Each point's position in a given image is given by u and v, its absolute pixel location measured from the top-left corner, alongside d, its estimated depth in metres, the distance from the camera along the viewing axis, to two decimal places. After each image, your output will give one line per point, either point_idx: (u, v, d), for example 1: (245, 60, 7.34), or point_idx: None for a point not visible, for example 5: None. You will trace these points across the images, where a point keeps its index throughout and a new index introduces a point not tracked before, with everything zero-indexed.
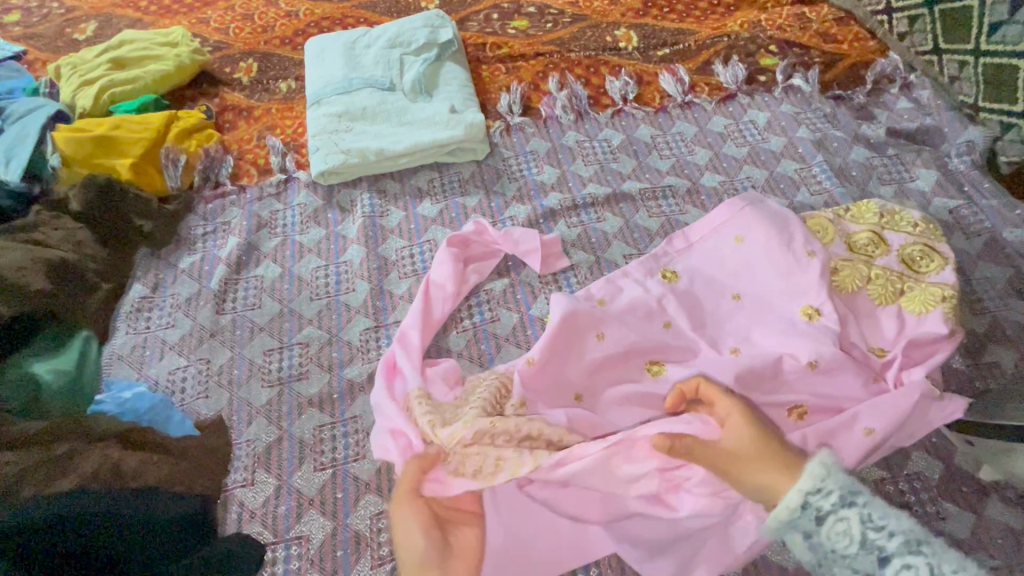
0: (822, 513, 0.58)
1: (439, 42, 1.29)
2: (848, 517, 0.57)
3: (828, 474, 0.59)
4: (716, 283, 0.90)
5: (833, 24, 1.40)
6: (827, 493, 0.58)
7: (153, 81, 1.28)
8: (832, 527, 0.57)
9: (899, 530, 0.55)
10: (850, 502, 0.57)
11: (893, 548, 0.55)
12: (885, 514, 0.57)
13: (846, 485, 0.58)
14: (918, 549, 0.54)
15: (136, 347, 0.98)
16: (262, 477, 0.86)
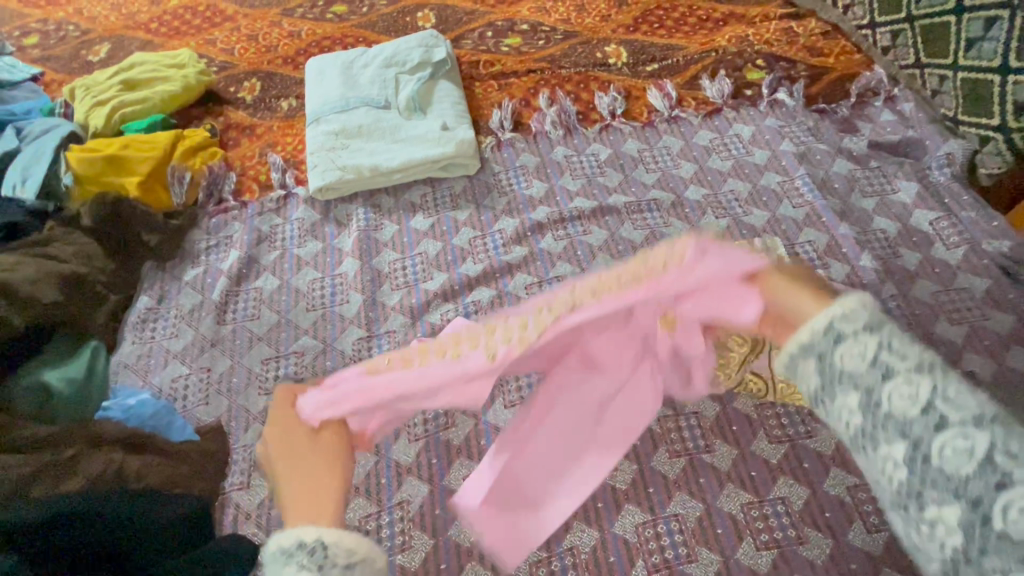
0: (836, 341, 0.52)
1: (432, 61, 1.34)
2: (866, 339, 0.51)
3: (844, 317, 0.53)
4: None
5: (820, 38, 1.43)
6: (854, 317, 0.52)
7: (160, 102, 1.34)
8: (847, 347, 0.52)
9: (915, 356, 0.50)
10: (873, 328, 0.51)
11: (904, 369, 0.49)
12: (905, 342, 0.51)
13: (868, 322, 0.52)
14: (924, 375, 0.48)
15: (142, 356, 1.03)
16: (257, 480, 0.90)
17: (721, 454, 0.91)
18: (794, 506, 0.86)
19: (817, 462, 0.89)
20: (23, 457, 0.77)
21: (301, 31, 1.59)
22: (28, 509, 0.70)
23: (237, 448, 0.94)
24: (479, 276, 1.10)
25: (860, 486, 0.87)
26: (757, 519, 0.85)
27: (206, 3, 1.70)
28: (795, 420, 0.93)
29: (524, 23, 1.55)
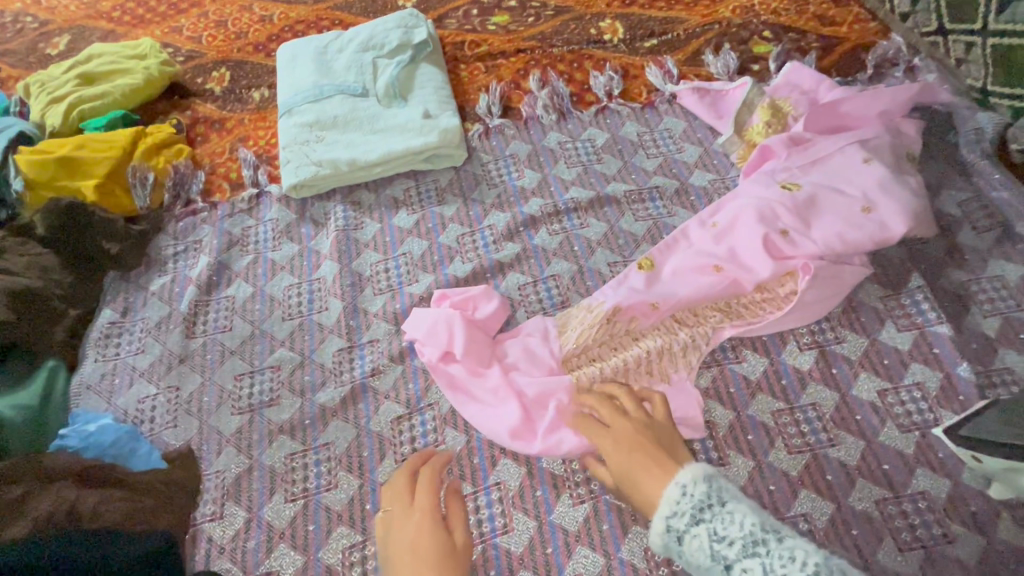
0: (680, 535, 0.57)
1: (413, 43, 1.24)
2: (699, 532, 0.56)
3: (683, 493, 0.58)
4: (705, 254, 0.93)
5: (831, 5, 1.32)
6: (681, 512, 0.57)
7: (122, 97, 1.24)
8: (691, 543, 0.56)
9: (740, 538, 0.54)
10: (699, 518, 0.56)
11: (735, 557, 0.54)
12: (727, 522, 0.55)
13: (700, 498, 0.57)
14: (755, 552, 0.53)
15: (105, 375, 0.96)
16: (231, 510, 0.83)
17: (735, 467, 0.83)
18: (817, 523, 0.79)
19: (840, 475, 0.82)
20: None
21: (273, 14, 1.48)
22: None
23: (209, 474, 0.87)
24: (468, 277, 1.01)
25: (887, 499, 0.80)
26: None
27: None
28: (815, 428, 0.86)
29: None
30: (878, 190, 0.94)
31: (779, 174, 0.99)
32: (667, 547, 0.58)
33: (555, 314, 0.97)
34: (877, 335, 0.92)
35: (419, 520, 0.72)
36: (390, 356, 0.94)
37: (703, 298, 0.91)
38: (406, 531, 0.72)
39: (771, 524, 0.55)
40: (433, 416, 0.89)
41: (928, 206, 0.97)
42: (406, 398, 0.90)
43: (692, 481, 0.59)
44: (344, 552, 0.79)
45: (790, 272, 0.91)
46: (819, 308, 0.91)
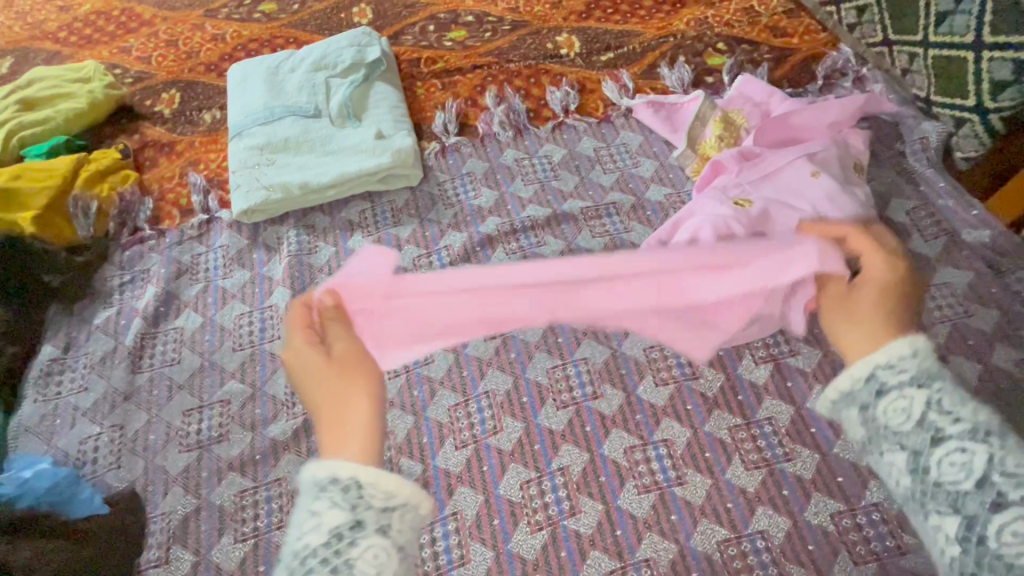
0: (882, 389, 0.65)
1: (366, 61, 1.22)
2: (914, 396, 0.63)
3: (908, 359, 0.65)
4: None
5: (783, 17, 1.34)
6: (900, 371, 0.64)
7: (65, 122, 1.20)
8: (891, 403, 0.64)
9: (968, 420, 0.60)
10: (920, 384, 0.63)
11: (953, 434, 0.60)
12: (956, 405, 0.62)
13: (925, 372, 0.64)
14: (980, 440, 0.59)
15: (46, 416, 0.92)
16: (178, 553, 0.80)
17: (693, 486, 0.83)
18: (774, 540, 0.79)
19: (796, 489, 0.82)
20: None
21: (225, 33, 1.45)
22: None
23: (154, 517, 0.83)
24: None
25: (843, 512, 0.80)
26: (733, 558, 0.78)
27: (120, 6, 1.55)
28: (772, 442, 0.86)
29: (468, 14, 1.43)
30: (827, 204, 0.95)
31: (731, 190, 0.99)
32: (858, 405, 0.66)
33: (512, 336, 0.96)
34: (831, 347, 0.93)
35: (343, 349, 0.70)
36: None
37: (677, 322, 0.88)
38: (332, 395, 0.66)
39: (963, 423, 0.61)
40: (389, 445, 0.87)
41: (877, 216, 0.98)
42: None
43: (920, 357, 0.65)
44: None
45: None
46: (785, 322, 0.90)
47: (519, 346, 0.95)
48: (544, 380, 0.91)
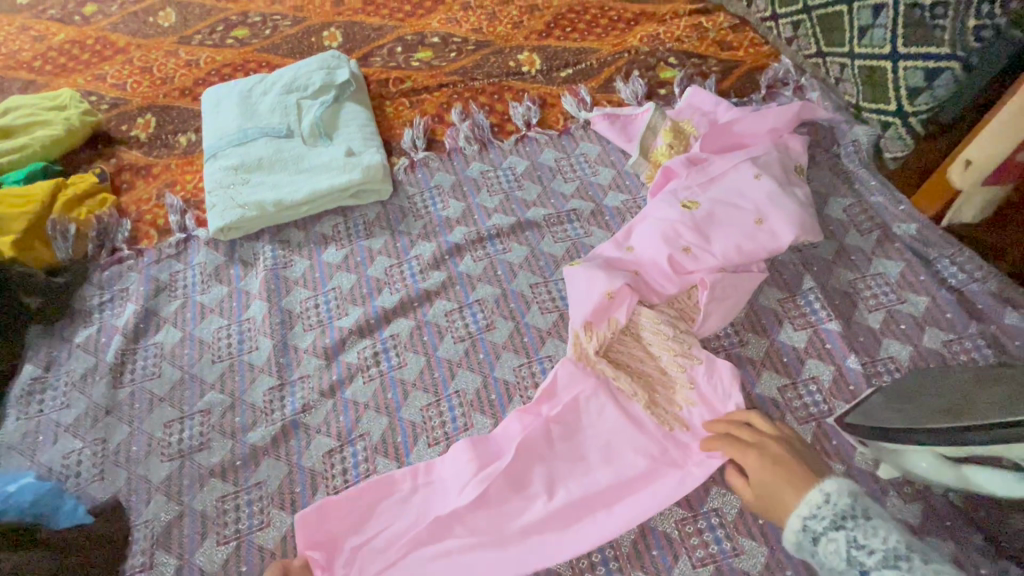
0: (816, 536, 0.69)
1: (336, 83, 1.28)
2: (838, 538, 0.68)
3: (827, 500, 0.70)
4: (620, 262, 1.02)
5: (729, 32, 1.44)
6: (821, 517, 0.69)
7: (42, 148, 1.24)
8: (825, 546, 0.68)
9: (881, 549, 0.66)
10: (839, 525, 0.68)
11: (874, 564, 0.65)
12: (872, 535, 0.67)
13: (844, 507, 0.69)
14: (894, 564, 0.65)
15: (28, 433, 0.94)
16: (162, 558, 0.83)
17: None
18: (727, 516, 0.85)
19: None
20: None
21: (199, 58, 1.50)
22: None
23: (138, 525, 0.86)
24: (396, 307, 1.05)
25: None
26: (691, 536, 0.83)
27: (94, 35, 1.59)
28: None
29: (434, 36, 1.50)
30: (768, 204, 1.02)
31: (681, 193, 1.07)
32: (801, 543, 0.71)
33: (480, 337, 1.01)
34: (776, 336, 1.00)
35: None
36: (321, 391, 0.96)
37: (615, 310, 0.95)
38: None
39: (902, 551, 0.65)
40: (365, 445, 0.92)
41: (814, 214, 1.06)
42: (338, 431, 0.93)
43: (835, 491, 0.70)
44: None
45: (694, 286, 0.99)
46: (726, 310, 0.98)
47: (486, 347, 1.00)
48: (511, 378, 0.97)
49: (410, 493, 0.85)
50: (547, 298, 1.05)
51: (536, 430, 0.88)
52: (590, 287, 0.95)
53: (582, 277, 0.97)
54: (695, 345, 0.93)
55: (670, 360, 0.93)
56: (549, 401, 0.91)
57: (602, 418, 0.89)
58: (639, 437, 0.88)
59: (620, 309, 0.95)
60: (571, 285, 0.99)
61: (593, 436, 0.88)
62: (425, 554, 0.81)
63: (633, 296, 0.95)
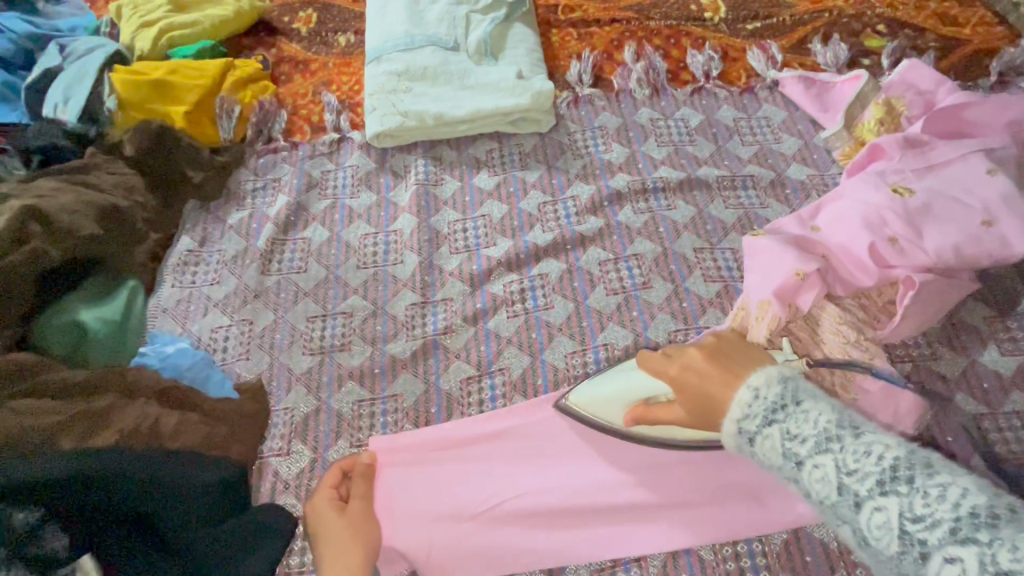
0: (751, 437, 0.52)
1: (509, 0, 1.20)
2: (772, 433, 0.50)
3: (756, 395, 0.52)
4: (808, 240, 0.90)
5: (954, 5, 1.25)
6: (752, 415, 0.52)
7: (211, 27, 1.24)
8: (762, 446, 0.51)
9: (815, 434, 0.49)
10: (771, 418, 0.50)
11: (808, 455, 0.49)
12: (803, 420, 0.49)
13: (774, 400, 0.51)
14: (829, 448, 0.48)
15: (181, 302, 0.96)
16: (298, 448, 0.84)
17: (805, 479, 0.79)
18: None
19: None
20: (52, 404, 0.70)
21: None
22: (82, 459, 0.67)
23: (277, 410, 0.86)
24: (548, 246, 0.98)
25: None
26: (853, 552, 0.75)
27: None
28: None
29: None
30: (1000, 204, 0.87)
31: (890, 175, 0.93)
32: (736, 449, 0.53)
33: (635, 294, 0.94)
34: (977, 356, 0.87)
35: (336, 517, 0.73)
36: (464, 317, 0.93)
37: (807, 294, 0.84)
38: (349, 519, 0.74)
39: (847, 420, 0.49)
40: (504, 380, 0.88)
41: None
42: (478, 360, 0.89)
43: (766, 382, 0.52)
44: None
45: (893, 282, 0.87)
46: (925, 318, 0.86)
47: (641, 305, 0.93)
48: (665, 342, 0.90)
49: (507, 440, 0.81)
50: (712, 265, 0.96)
51: None
52: (775, 262, 0.85)
53: (769, 250, 0.87)
54: (876, 360, 0.82)
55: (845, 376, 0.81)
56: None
57: None
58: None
59: (808, 294, 0.84)
60: (753, 258, 0.89)
61: None
62: (521, 511, 0.77)
63: (822, 285, 0.84)
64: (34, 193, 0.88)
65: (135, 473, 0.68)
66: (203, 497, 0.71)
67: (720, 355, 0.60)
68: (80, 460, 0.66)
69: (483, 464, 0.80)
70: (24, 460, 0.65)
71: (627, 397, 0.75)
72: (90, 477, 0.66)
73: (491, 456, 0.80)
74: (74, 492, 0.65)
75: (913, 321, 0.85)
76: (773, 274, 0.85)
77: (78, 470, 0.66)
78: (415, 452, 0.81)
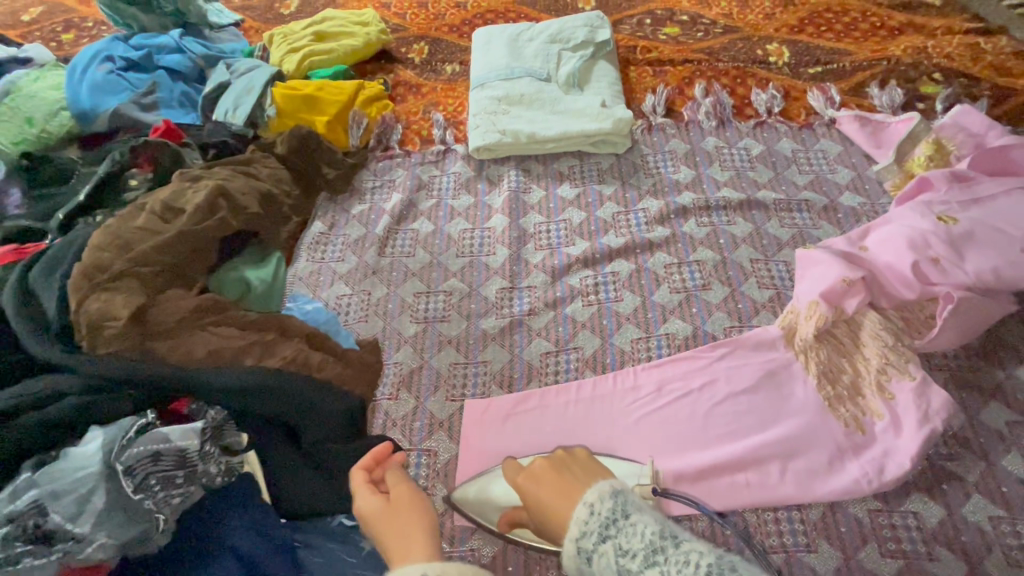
0: (588, 554, 0.56)
1: (596, 41, 1.39)
2: (606, 551, 0.55)
3: (590, 512, 0.58)
4: (855, 256, 1.02)
5: (1010, 58, 1.35)
6: (589, 533, 0.57)
7: (345, 54, 1.50)
8: (599, 564, 0.55)
9: (639, 548, 0.54)
10: (607, 534, 0.56)
11: (636, 570, 0.53)
12: (630, 535, 0.55)
13: (607, 516, 0.57)
14: (654, 560, 0.53)
15: (313, 272, 1.17)
16: (404, 395, 1.01)
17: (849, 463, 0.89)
18: (926, 523, 0.84)
19: (957, 487, 0.87)
20: (236, 332, 0.90)
21: (468, 2, 1.68)
22: (259, 375, 0.86)
23: (388, 364, 1.05)
24: (620, 248, 1.14)
25: (1002, 519, 0.84)
26: (883, 527, 0.85)
27: None
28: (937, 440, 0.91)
29: (684, 14, 1.55)
30: None
31: (936, 206, 1.03)
32: (578, 569, 0.57)
33: (695, 294, 1.08)
34: (1014, 371, 0.95)
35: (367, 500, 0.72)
36: (545, 302, 1.09)
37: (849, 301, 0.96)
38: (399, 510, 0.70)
39: (669, 531, 0.55)
40: (577, 357, 1.03)
41: None
42: (556, 338, 1.05)
43: (599, 498, 0.58)
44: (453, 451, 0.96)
45: (933, 298, 0.97)
46: (964, 332, 0.96)
47: (700, 304, 1.07)
48: (720, 335, 1.03)
49: (580, 404, 0.98)
50: (766, 275, 1.09)
51: (703, 388, 0.96)
52: (825, 270, 0.98)
53: (817, 261, 1.00)
54: (912, 363, 0.92)
55: (879, 371, 0.93)
56: (712, 360, 0.99)
57: (776, 395, 0.95)
58: (804, 417, 0.92)
59: (853, 299, 0.96)
60: (804, 267, 1.02)
61: (761, 406, 0.93)
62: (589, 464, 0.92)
63: (865, 293, 0.97)
64: (218, 177, 1.12)
65: (294, 391, 0.87)
66: (338, 419, 0.89)
67: (561, 467, 0.65)
68: (259, 375, 0.86)
69: (562, 421, 0.96)
70: (219, 370, 0.85)
71: (502, 503, 0.83)
72: (265, 389, 0.85)
73: (569, 415, 0.97)
74: (253, 399, 0.85)
75: (952, 334, 0.95)
76: (820, 282, 0.98)
77: (257, 382, 0.85)
78: (503, 406, 0.98)
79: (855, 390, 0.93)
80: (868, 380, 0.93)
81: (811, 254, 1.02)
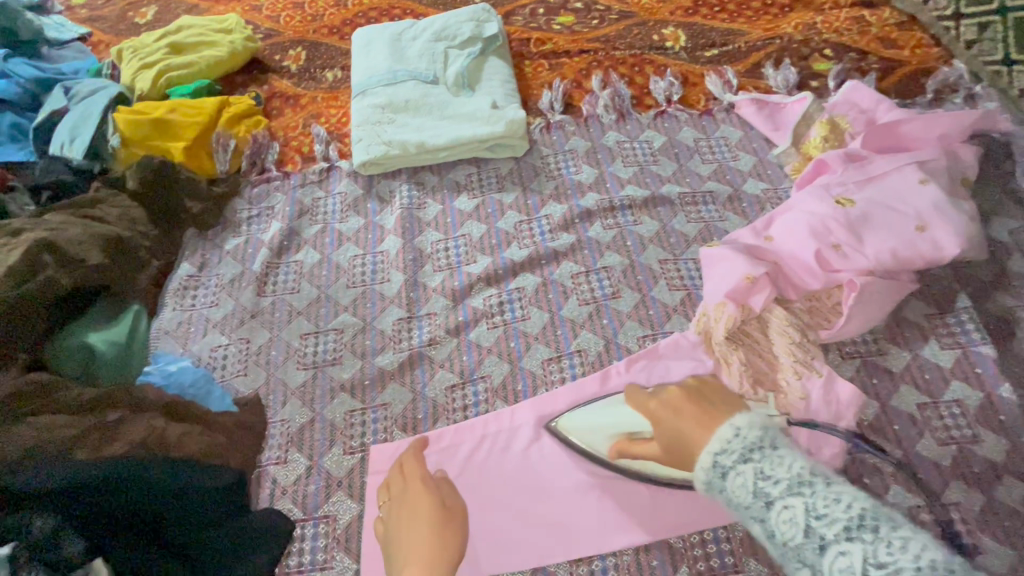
0: (725, 470, 0.61)
1: (483, 36, 1.29)
2: (744, 471, 0.59)
3: (736, 434, 0.62)
4: (759, 249, 0.98)
5: (893, 29, 1.36)
6: (729, 452, 0.61)
7: (207, 67, 1.33)
8: (733, 482, 0.60)
9: (786, 478, 0.58)
10: (745, 458, 0.60)
11: (778, 494, 0.57)
12: (774, 466, 0.59)
13: (753, 441, 0.61)
14: (799, 491, 0.57)
15: (182, 323, 1.03)
16: (294, 456, 0.90)
17: None
18: None
19: (876, 479, 0.85)
20: (66, 419, 0.77)
21: None
22: (91, 467, 0.72)
23: (274, 422, 0.92)
24: (524, 261, 1.06)
25: (920, 507, 0.83)
26: None
27: None
28: (854, 433, 0.89)
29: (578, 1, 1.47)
30: (933, 211, 0.96)
31: (834, 188, 1.01)
32: (710, 482, 0.62)
33: (605, 304, 1.01)
34: (920, 351, 0.95)
35: (405, 501, 0.79)
36: (447, 329, 1.00)
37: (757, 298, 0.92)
38: (403, 509, 0.78)
39: (818, 471, 0.59)
40: (485, 387, 0.95)
41: (982, 231, 0.99)
42: (461, 369, 0.96)
43: (746, 425, 0.63)
44: (353, 512, 0.85)
45: (839, 285, 0.95)
46: (869, 316, 0.94)
47: (611, 313, 1.00)
48: (634, 347, 0.97)
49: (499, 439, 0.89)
50: (676, 275, 1.04)
51: None
52: (728, 269, 0.94)
53: (721, 259, 0.95)
54: (817, 358, 0.90)
55: (790, 367, 0.89)
56: (633, 373, 0.93)
57: None
58: None
59: (758, 295, 0.92)
60: (709, 266, 0.97)
61: None
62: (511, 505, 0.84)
63: (772, 287, 0.92)
64: (45, 227, 0.95)
65: (136, 482, 0.73)
66: (205, 500, 0.76)
67: (698, 399, 0.71)
68: (90, 467, 0.72)
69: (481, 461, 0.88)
70: (41, 468, 0.71)
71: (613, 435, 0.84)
72: (98, 485, 0.71)
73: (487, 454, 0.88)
74: (87, 500, 0.71)
75: (857, 320, 0.93)
76: (726, 281, 0.93)
77: (87, 478, 0.71)
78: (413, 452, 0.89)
79: (773, 389, 0.89)
80: (784, 378, 0.90)
81: (715, 251, 0.97)
